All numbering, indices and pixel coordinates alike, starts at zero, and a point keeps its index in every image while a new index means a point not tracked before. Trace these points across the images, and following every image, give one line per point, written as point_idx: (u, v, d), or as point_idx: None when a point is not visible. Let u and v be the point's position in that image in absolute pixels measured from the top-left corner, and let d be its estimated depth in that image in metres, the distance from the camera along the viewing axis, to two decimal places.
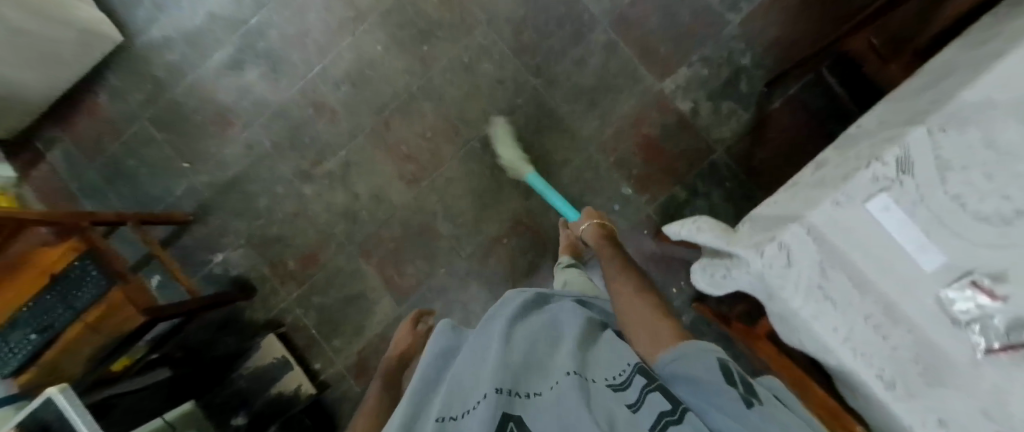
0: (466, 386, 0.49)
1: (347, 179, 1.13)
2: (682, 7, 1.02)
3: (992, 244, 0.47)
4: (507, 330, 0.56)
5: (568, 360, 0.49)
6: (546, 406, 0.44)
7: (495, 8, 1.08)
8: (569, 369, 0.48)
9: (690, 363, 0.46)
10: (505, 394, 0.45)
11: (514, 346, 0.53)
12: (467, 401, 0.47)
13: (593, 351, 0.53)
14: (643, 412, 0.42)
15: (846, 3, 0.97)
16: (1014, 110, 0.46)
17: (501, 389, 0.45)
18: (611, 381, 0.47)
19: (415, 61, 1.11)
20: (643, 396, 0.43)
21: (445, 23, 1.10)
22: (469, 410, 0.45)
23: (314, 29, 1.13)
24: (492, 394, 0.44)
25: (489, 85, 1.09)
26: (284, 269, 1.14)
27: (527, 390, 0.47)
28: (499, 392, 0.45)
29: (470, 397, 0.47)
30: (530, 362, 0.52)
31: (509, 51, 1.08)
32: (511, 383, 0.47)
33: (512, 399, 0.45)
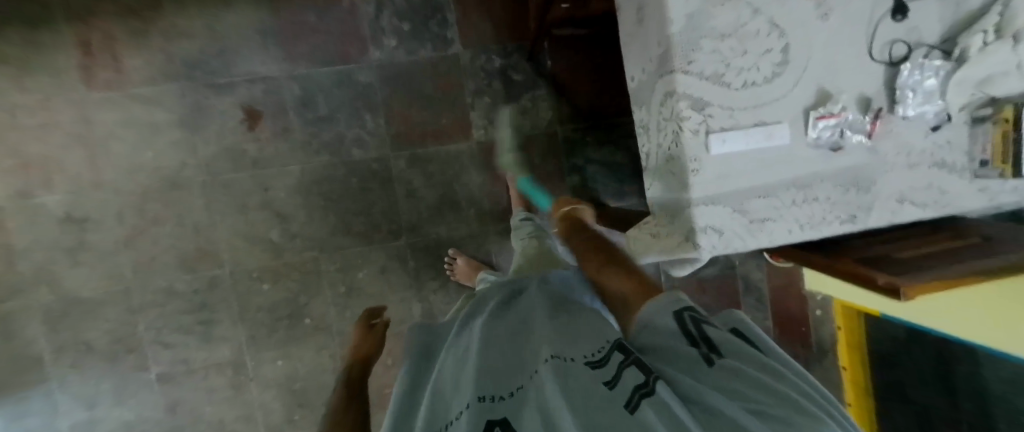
0: (445, 393, 0.39)
1: None
2: (418, 83, 1.00)
3: (796, 82, 0.53)
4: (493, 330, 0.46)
5: (547, 346, 0.39)
6: (530, 402, 0.34)
7: (314, 237, 1.02)
8: (546, 356, 0.37)
9: (647, 318, 0.36)
10: (487, 401, 0.35)
11: (487, 336, 0.44)
12: (447, 416, 0.37)
13: (577, 318, 0.43)
14: (622, 387, 0.31)
15: None
16: (708, 4, 0.52)
17: (485, 395, 0.36)
18: (590, 358, 0.35)
19: (316, 336, 1.05)
20: (620, 373, 0.32)
21: (297, 289, 1.04)
22: (450, 424, 0.35)
23: (223, 412, 1.05)
24: (474, 402, 0.35)
25: (380, 281, 1.06)
26: None
27: (510, 389, 0.36)
28: (480, 400, 0.35)
29: (451, 404, 0.37)
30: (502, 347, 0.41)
31: (360, 248, 1.04)
32: (493, 386, 0.37)
33: (497, 404, 0.35)
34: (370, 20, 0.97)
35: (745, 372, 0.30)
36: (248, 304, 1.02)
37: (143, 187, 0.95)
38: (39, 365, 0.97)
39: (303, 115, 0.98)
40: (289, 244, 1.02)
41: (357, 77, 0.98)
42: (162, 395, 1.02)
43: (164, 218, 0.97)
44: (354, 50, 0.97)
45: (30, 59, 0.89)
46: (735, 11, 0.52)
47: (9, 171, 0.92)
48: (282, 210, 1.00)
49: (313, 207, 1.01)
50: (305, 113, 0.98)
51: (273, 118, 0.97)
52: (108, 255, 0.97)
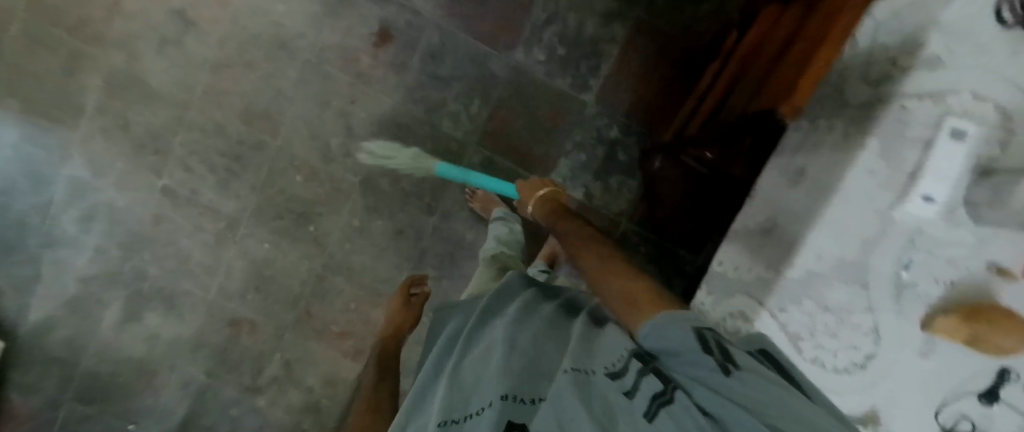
0: (467, 384, 0.42)
1: (292, 376, 1.11)
2: (537, 101, 0.99)
3: (857, 390, 0.52)
4: (517, 326, 0.46)
5: (569, 355, 0.40)
6: (545, 406, 0.35)
7: (362, 166, 1.03)
8: (566, 366, 0.38)
9: (658, 329, 0.37)
10: (508, 400, 0.36)
11: (511, 319, 0.48)
12: (469, 408, 0.39)
13: (595, 335, 0.43)
14: (641, 394, 0.33)
15: (676, 43, 0.96)
16: (835, 276, 0.50)
17: (508, 394, 0.37)
18: (610, 367, 0.37)
19: (309, 245, 1.06)
20: (638, 381, 0.34)
21: (320, 198, 1.04)
22: (473, 418, 0.37)
23: (193, 252, 1.06)
24: (495, 400, 0.36)
25: (392, 239, 1.06)
26: None
27: (530, 391, 0.37)
28: (503, 399, 0.36)
29: (474, 399, 0.39)
30: (519, 338, 0.44)
31: (394, 202, 1.04)
32: (520, 385, 0.38)
33: (525, 408, 0.36)
34: (534, 24, 0.97)
35: (761, 389, 0.31)
36: (273, 181, 1.03)
37: (258, 32, 0.98)
38: (79, 113, 1.01)
39: (425, 62, 0.98)
40: (339, 158, 1.02)
41: (490, 63, 0.98)
42: (156, 204, 1.04)
43: (256, 68, 0.99)
44: (503, 39, 0.97)
45: None
46: (852, 296, 0.50)
47: None
48: (353, 127, 1.01)
49: (380, 142, 1.01)
50: (427, 62, 0.98)
51: (398, 48, 0.98)
52: (190, 65, 0.99)
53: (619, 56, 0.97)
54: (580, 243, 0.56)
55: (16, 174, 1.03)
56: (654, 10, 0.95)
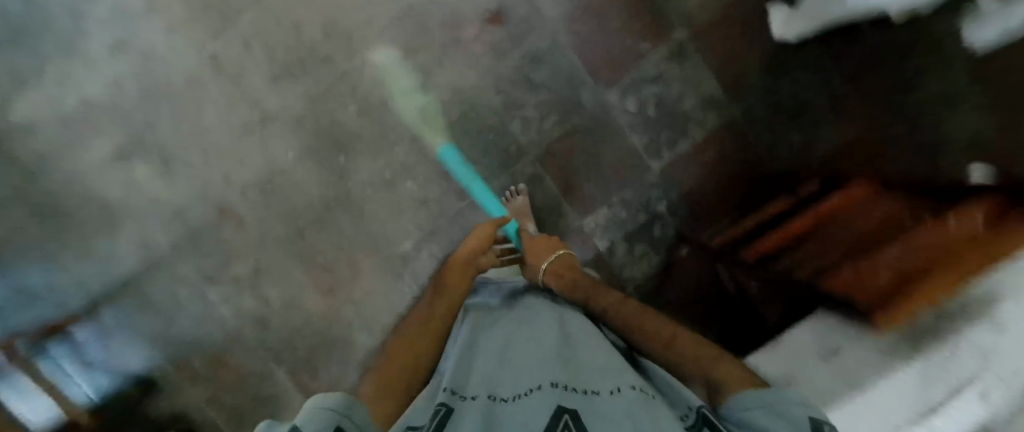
0: (517, 366, 0.47)
1: (256, 285, 1.04)
2: (608, 144, 0.99)
3: None
4: (571, 340, 0.52)
5: (629, 375, 0.43)
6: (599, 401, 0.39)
7: (418, 125, 1.00)
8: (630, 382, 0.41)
9: (762, 414, 0.37)
10: (559, 389, 0.41)
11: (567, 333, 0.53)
12: (518, 386, 0.43)
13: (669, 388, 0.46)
14: None
15: (750, 154, 0.99)
16: None
17: (557, 383, 0.42)
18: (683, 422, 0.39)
19: (331, 173, 1.01)
20: None
21: (364, 135, 1.00)
22: (522, 394, 0.42)
23: (215, 127, 1.00)
24: (546, 386, 0.41)
25: (414, 206, 1.03)
26: (189, 372, 1.06)
27: (585, 385, 0.42)
28: (553, 386, 0.41)
29: (523, 381, 0.44)
30: (575, 352, 0.49)
31: (432, 172, 1.02)
32: (572, 379, 0.43)
33: (569, 393, 0.41)
34: (639, 73, 0.97)
35: None
36: (326, 99, 0.99)
37: None
38: None
39: (523, 60, 0.97)
40: (400, 107, 0.99)
41: (582, 90, 0.98)
42: (200, 67, 0.98)
43: None
44: (605, 74, 0.97)
45: None
46: None
47: None
48: (427, 85, 0.98)
49: (447, 112, 0.99)
50: (524, 61, 0.97)
51: (504, 34, 0.96)
52: None
53: (702, 141, 0.99)
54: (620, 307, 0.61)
55: None
56: (750, 117, 0.98)
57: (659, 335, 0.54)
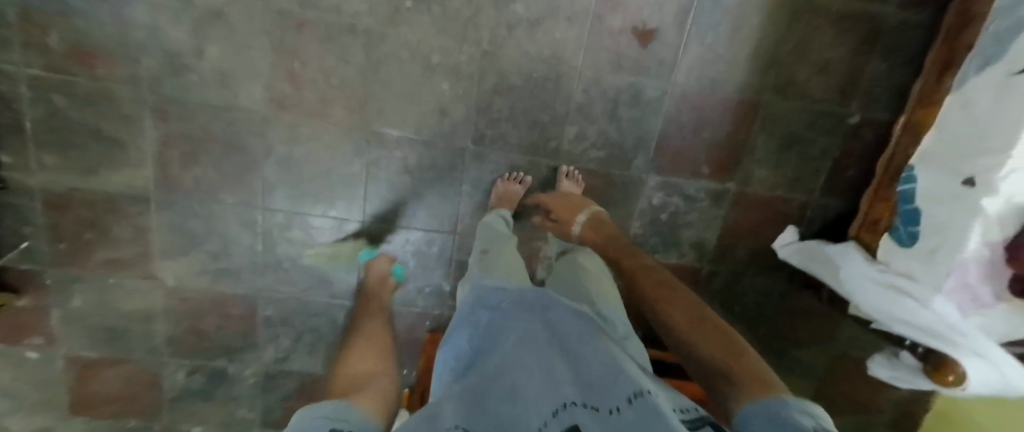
0: (515, 385, 0.40)
1: (203, 27, 0.80)
2: (612, 208, 1.02)
3: None
4: (562, 343, 0.46)
5: (635, 381, 0.38)
6: (616, 421, 0.33)
7: (502, 47, 0.88)
8: (635, 389, 0.36)
9: (764, 421, 0.36)
10: (569, 413, 0.35)
11: (557, 337, 0.48)
12: (518, 416, 0.36)
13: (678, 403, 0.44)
14: None
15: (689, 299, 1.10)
16: None
17: (564, 409, 0.35)
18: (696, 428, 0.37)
19: (386, 6, 0.83)
20: None
21: (449, 5, 0.85)
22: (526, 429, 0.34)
23: None
24: (556, 417, 0.34)
25: (429, 107, 0.90)
26: (36, 39, 0.78)
27: (601, 406, 0.36)
28: (562, 413, 0.35)
29: (525, 410, 0.36)
30: (575, 363, 0.43)
31: (475, 96, 0.90)
32: (584, 401, 0.36)
33: (583, 418, 0.34)
34: (684, 183, 1.00)
35: None
36: None
37: None
38: None
39: (627, 90, 0.92)
40: (503, 18, 0.86)
41: (639, 155, 0.97)
42: None
43: None
44: (663, 161, 0.98)
45: None
46: None
47: None
48: (540, 25, 0.87)
49: (534, 63, 0.90)
50: (627, 92, 0.93)
51: (636, 56, 0.90)
52: None
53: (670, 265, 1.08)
54: (666, 293, 0.60)
55: None
56: (710, 279, 1.09)
57: (686, 329, 0.52)
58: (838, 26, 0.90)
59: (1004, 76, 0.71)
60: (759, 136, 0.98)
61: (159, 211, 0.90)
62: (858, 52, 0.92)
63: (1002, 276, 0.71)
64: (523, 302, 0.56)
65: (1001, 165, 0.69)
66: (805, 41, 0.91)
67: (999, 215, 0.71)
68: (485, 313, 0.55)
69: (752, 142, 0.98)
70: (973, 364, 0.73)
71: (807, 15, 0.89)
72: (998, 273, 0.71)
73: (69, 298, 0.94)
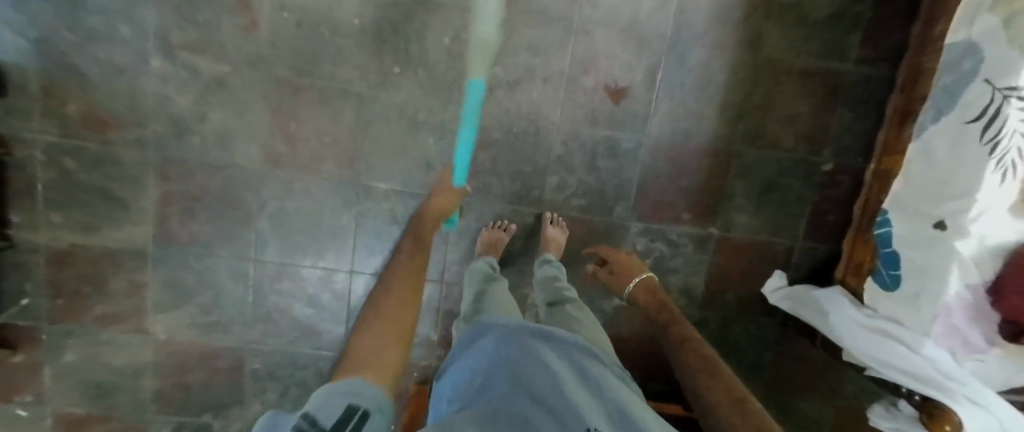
0: (530, 413, 0.44)
1: (208, 94, 0.88)
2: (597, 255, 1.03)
3: None
4: (569, 380, 0.51)
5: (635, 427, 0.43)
6: None
7: (483, 105, 0.94)
8: None
9: None
10: None
11: (566, 375, 0.52)
12: None
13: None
14: None
15: None
16: None
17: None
18: None
19: (376, 70, 0.90)
20: None
21: (434, 70, 0.92)
22: None
23: None
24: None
25: (415, 161, 0.95)
26: (58, 108, 0.86)
27: None
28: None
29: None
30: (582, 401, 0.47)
31: (459, 150, 0.95)
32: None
33: None
34: (665, 230, 1.02)
35: None
36: (432, 13, 0.89)
37: None
38: None
39: (603, 142, 0.97)
40: (484, 80, 0.93)
41: (620, 202, 1.00)
42: None
43: None
44: (644, 208, 1.01)
45: None
46: None
47: None
48: (518, 85, 0.94)
49: (514, 119, 0.95)
50: (604, 143, 0.97)
51: (611, 110, 0.96)
52: None
53: None
54: (705, 365, 0.60)
55: None
56: (702, 325, 1.08)
57: (722, 404, 0.53)
58: (800, 80, 0.96)
59: (958, 127, 0.75)
60: (736, 183, 1.00)
61: (155, 265, 0.93)
62: (823, 104, 0.97)
63: (991, 319, 0.72)
64: (533, 336, 0.60)
65: (969, 208, 0.72)
66: (771, 94, 0.96)
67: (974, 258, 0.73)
68: (494, 338, 0.60)
69: (730, 189, 1.01)
70: (974, 414, 0.70)
71: (770, 71, 0.95)
72: (986, 314, 0.72)
73: (62, 352, 0.95)
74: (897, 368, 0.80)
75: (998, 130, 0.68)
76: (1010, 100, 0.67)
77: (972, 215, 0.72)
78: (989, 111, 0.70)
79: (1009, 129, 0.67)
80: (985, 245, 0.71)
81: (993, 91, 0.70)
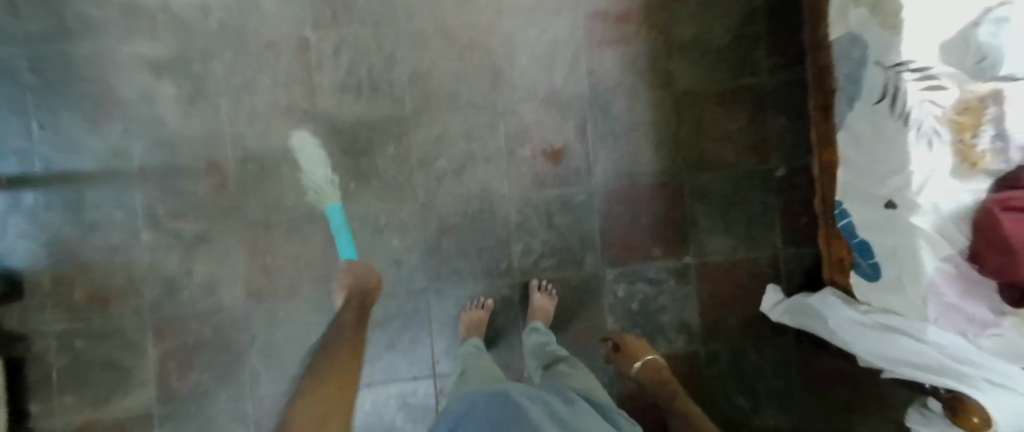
0: None
1: (192, 249, 0.98)
2: (581, 311, 1.02)
3: None
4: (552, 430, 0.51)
5: None
6: None
7: (436, 197, 1.01)
8: None
9: None
10: None
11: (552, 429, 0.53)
12: None
13: None
14: None
15: (697, 385, 1.02)
16: None
17: None
18: None
19: (334, 191, 1.00)
20: None
21: (384, 178, 1.01)
22: None
23: (260, 94, 0.98)
24: None
25: (385, 262, 1.00)
26: (65, 295, 0.96)
27: None
28: None
29: None
30: None
31: (423, 242, 1.01)
32: None
33: None
34: (641, 270, 1.02)
35: None
36: (374, 130, 1.00)
37: (493, 50, 1.00)
38: None
39: (555, 202, 1.02)
40: (432, 175, 1.01)
41: (588, 253, 1.02)
42: (285, 39, 0.98)
43: (464, 66, 1.00)
44: (613, 253, 1.02)
45: None
46: None
47: None
48: (463, 171, 1.01)
49: (467, 202, 1.01)
50: (556, 203, 1.02)
51: (554, 172, 1.02)
52: (431, 9, 0.99)
53: (663, 355, 1.02)
54: None
55: None
56: (713, 359, 1.02)
57: None
58: (722, 101, 1.01)
59: (869, 111, 0.77)
60: (695, 209, 1.02)
61: (162, 422, 0.97)
62: (753, 115, 1.00)
63: (988, 288, 0.63)
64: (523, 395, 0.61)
65: (910, 180, 0.69)
66: (699, 119, 1.01)
67: (935, 230, 0.67)
68: (481, 404, 0.60)
69: (692, 216, 1.02)
70: (1004, 396, 0.64)
71: (691, 100, 1.01)
72: (980, 286, 0.64)
73: None
74: (910, 363, 0.74)
75: (904, 102, 0.70)
76: (903, 75, 0.70)
77: (914, 189, 0.69)
78: (889, 89, 0.72)
79: (913, 100, 0.69)
80: (942, 215, 0.67)
81: (886, 71, 0.73)
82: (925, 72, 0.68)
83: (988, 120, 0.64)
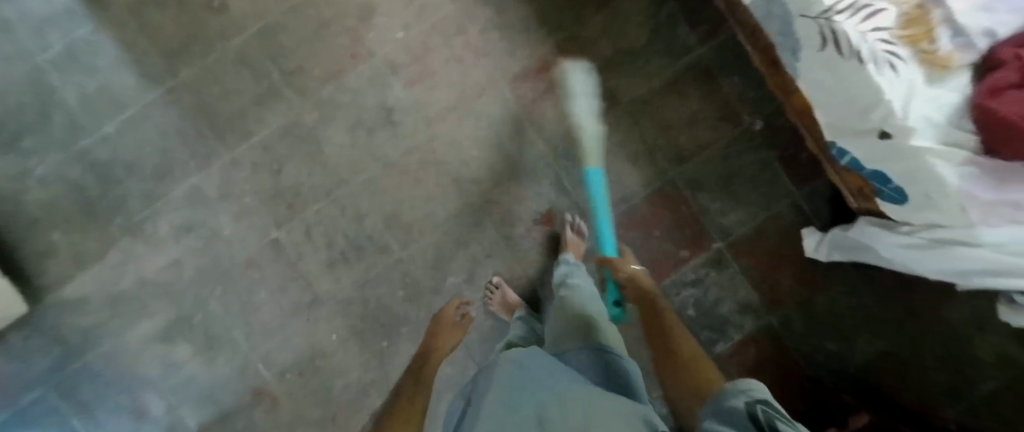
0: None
1: None
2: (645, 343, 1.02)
3: None
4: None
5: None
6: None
7: None
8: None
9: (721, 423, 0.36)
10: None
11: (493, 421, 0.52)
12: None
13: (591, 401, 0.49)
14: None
15: (787, 352, 1.00)
16: None
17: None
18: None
19: (372, 356, 1.00)
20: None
21: (409, 321, 1.00)
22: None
23: (263, 309, 0.99)
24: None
25: (450, 395, 1.01)
26: None
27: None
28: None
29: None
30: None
31: (474, 358, 1.01)
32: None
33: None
34: (679, 277, 1.01)
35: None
36: (376, 284, 1.00)
37: (442, 157, 1.00)
38: (242, 139, 0.98)
39: None
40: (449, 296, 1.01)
41: None
42: (258, 250, 0.98)
43: (424, 185, 1.00)
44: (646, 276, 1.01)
45: (509, 32, 0.98)
46: None
47: (407, 46, 0.98)
48: (475, 277, 1.01)
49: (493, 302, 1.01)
50: None
51: (552, 234, 1.01)
52: (369, 153, 0.99)
53: (741, 343, 1.00)
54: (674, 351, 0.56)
55: (149, 161, 0.97)
56: (789, 325, 1.00)
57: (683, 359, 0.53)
58: (671, 87, 0.98)
59: (817, 57, 0.73)
60: (699, 196, 1.00)
61: None
62: (706, 85, 0.98)
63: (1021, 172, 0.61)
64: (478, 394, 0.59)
65: (892, 108, 0.66)
66: (659, 115, 0.99)
67: (939, 140, 0.66)
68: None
69: (700, 204, 1.00)
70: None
71: (643, 104, 0.99)
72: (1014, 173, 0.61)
73: None
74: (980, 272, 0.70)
75: (849, 42, 0.67)
76: (835, 20, 0.67)
77: (902, 112, 0.66)
78: (826, 36, 0.69)
79: (858, 35, 0.66)
80: (938, 122, 0.66)
81: (814, 21, 0.70)
82: (854, 7, 0.67)
83: (936, 23, 0.65)
